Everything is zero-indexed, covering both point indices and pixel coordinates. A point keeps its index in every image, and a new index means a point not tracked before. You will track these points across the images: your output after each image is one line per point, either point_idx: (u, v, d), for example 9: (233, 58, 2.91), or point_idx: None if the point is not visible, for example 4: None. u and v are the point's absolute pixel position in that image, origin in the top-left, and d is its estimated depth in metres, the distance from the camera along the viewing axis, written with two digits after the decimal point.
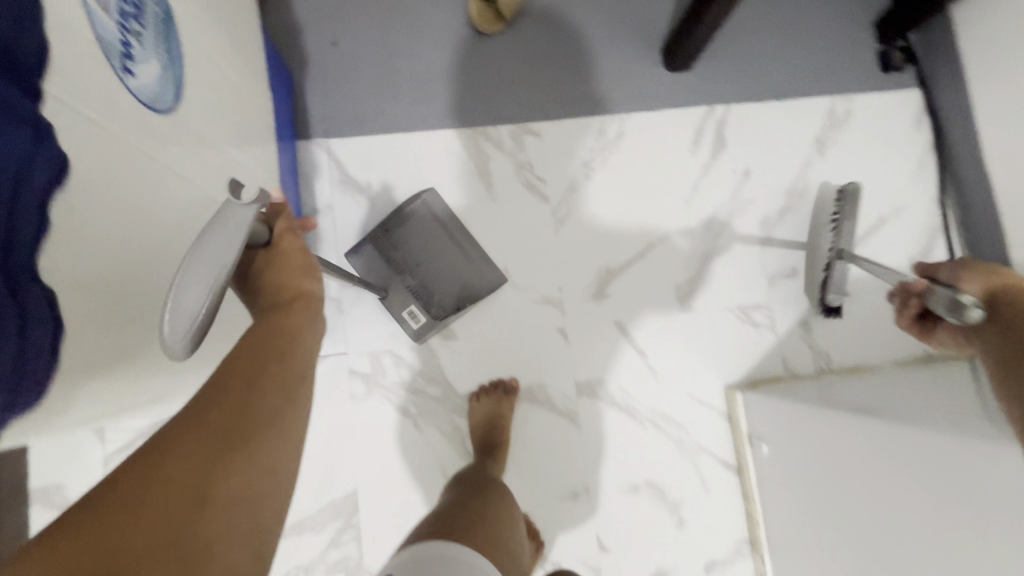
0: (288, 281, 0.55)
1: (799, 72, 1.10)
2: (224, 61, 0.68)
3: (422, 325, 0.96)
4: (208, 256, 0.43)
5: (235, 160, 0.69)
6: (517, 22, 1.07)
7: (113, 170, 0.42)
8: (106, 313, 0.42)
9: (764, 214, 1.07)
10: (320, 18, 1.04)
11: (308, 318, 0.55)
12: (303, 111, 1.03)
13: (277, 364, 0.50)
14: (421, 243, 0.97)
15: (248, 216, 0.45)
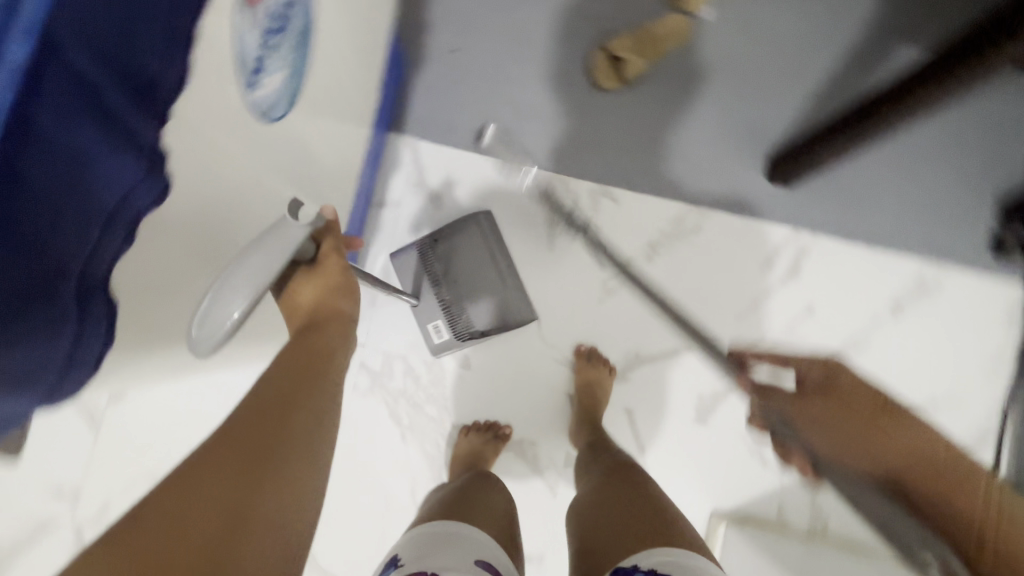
0: (326, 300, 0.62)
1: (903, 227, 1.04)
2: (345, 60, 0.70)
3: (443, 340, 0.98)
4: (255, 265, 0.45)
5: (324, 154, 0.71)
6: (634, 88, 1.06)
7: (210, 177, 0.45)
8: (158, 303, 0.44)
9: (811, 356, 1.03)
10: (450, 25, 1.06)
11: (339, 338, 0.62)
12: (405, 107, 1.06)
13: (308, 393, 0.53)
14: (465, 257, 0.97)
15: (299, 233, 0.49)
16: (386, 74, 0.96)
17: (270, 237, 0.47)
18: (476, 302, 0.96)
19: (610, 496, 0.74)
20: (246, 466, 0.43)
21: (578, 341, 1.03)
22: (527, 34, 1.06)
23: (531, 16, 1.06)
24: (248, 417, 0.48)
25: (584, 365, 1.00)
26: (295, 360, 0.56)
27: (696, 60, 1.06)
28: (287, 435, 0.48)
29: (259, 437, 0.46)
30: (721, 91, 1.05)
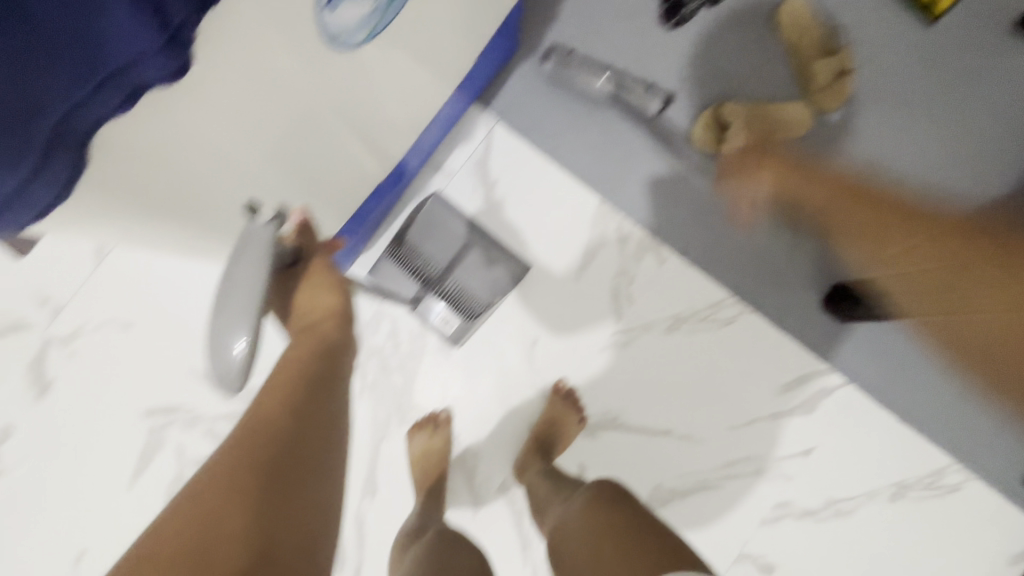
0: (316, 304, 0.62)
1: (944, 415, 0.94)
2: (451, 19, 0.69)
3: (457, 327, 0.97)
4: (244, 281, 0.46)
5: (393, 99, 0.70)
6: (728, 160, 1.00)
7: (249, 65, 0.44)
8: (153, 170, 0.45)
9: (787, 499, 0.96)
10: (577, 25, 1.03)
11: (335, 332, 0.62)
12: (499, 85, 1.04)
13: (310, 395, 0.56)
14: (440, 243, 0.98)
15: (266, 232, 0.49)
16: (494, 46, 0.94)
17: (246, 247, 0.48)
18: (477, 276, 0.97)
19: (599, 530, 0.66)
20: (263, 480, 0.48)
21: (562, 377, 0.99)
22: (646, 65, 1.02)
23: (657, 49, 1.02)
24: (257, 435, 0.51)
25: (556, 402, 0.96)
26: (295, 371, 0.57)
27: (804, 160, 1.00)
28: (300, 444, 0.52)
29: (273, 454, 0.50)
30: (815, 201, 0.99)
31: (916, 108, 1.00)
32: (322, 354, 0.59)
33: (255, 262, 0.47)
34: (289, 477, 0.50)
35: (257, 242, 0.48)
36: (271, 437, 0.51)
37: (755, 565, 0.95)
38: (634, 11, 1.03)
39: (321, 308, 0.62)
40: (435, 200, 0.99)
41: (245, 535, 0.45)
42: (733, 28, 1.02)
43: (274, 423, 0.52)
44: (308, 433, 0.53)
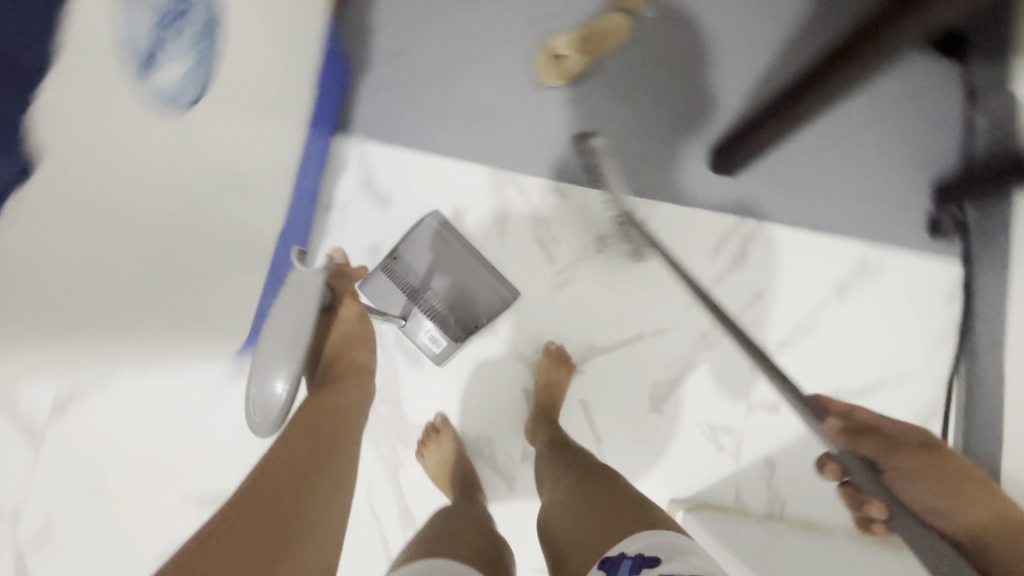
0: (352, 356, 0.88)
1: (840, 213, 1.10)
2: (272, 55, 0.72)
3: (442, 350, 0.99)
4: (286, 337, 0.66)
5: (242, 148, 0.71)
6: (578, 85, 1.09)
7: (93, 148, 0.51)
8: (54, 274, 0.51)
9: (761, 340, 1.06)
10: (394, 27, 1.08)
11: (359, 384, 0.87)
12: (351, 110, 1.07)
13: (324, 438, 0.64)
14: (430, 262, 1.01)
15: (308, 295, 0.67)
16: (328, 75, 0.97)
17: (293, 309, 0.67)
18: (474, 305, 1.01)
19: (589, 508, 0.72)
20: None
21: (554, 340, 1.04)
22: (469, 35, 1.09)
23: (472, 17, 1.09)
24: None
25: (550, 366, 1.00)
26: (312, 416, 0.66)
27: (641, 57, 1.10)
28: None
29: None
30: (665, 85, 1.09)
31: None
32: None
33: (302, 307, 0.67)
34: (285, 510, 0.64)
35: (305, 303, 0.67)
36: None
37: (764, 409, 1.04)
38: None
39: (353, 362, 0.87)
40: (431, 221, 1.02)
41: None
42: None
43: None
44: (323, 471, 0.72)
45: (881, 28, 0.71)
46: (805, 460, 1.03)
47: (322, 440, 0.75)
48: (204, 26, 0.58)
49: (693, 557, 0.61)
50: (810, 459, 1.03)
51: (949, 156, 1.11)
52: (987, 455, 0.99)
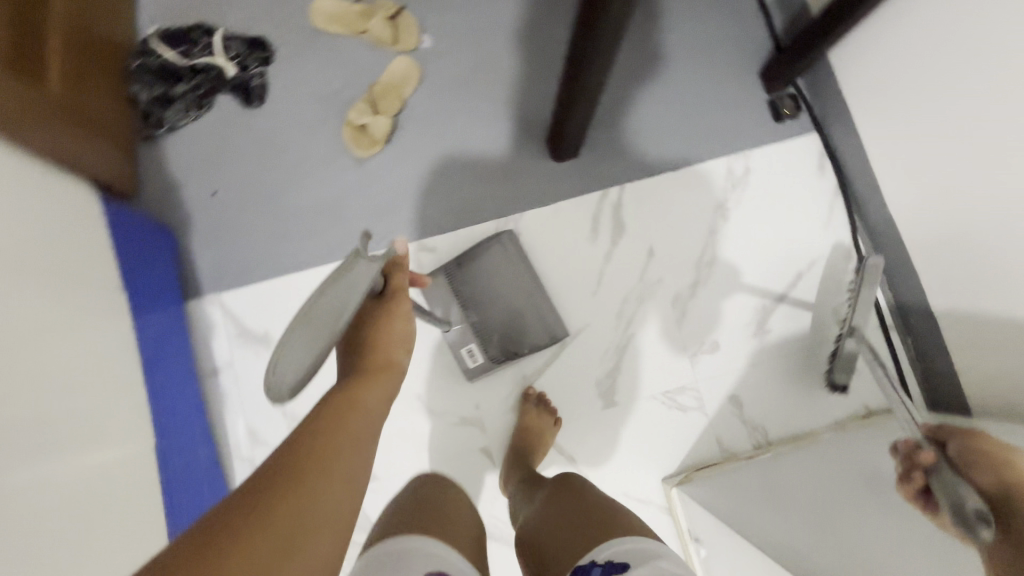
0: (380, 353, 0.66)
1: (689, 139, 1.09)
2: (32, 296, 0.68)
3: (478, 364, 1.00)
4: (331, 308, 0.56)
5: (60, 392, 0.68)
6: (395, 139, 1.07)
7: None
8: None
9: (675, 292, 1.05)
10: (198, 174, 1.06)
11: (387, 388, 0.64)
12: (191, 271, 1.03)
13: (353, 434, 0.56)
14: (490, 279, 1.01)
15: (363, 275, 0.58)
16: (137, 260, 0.93)
17: (338, 283, 0.57)
18: (519, 332, 1.00)
19: (566, 519, 0.72)
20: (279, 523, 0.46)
21: (530, 385, 1.02)
22: (273, 144, 1.07)
23: (270, 127, 1.08)
24: (291, 473, 0.50)
25: (533, 412, 0.99)
26: (349, 410, 0.58)
27: (438, 89, 1.08)
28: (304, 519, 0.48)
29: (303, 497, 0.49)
30: (477, 101, 1.09)
31: None
32: (370, 416, 0.59)
33: (349, 291, 0.57)
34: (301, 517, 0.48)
35: (352, 281, 0.58)
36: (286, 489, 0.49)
37: (706, 355, 1.04)
38: (222, 124, 1.07)
39: (386, 361, 0.66)
40: (500, 243, 1.02)
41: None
42: (294, 66, 1.09)
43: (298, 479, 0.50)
44: (341, 471, 0.53)
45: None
46: (763, 380, 1.04)
47: (348, 440, 0.55)
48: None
49: (661, 560, 0.61)
50: (767, 378, 1.04)
51: (759, 43, 1.12)
52: (917, 298, 1.01)
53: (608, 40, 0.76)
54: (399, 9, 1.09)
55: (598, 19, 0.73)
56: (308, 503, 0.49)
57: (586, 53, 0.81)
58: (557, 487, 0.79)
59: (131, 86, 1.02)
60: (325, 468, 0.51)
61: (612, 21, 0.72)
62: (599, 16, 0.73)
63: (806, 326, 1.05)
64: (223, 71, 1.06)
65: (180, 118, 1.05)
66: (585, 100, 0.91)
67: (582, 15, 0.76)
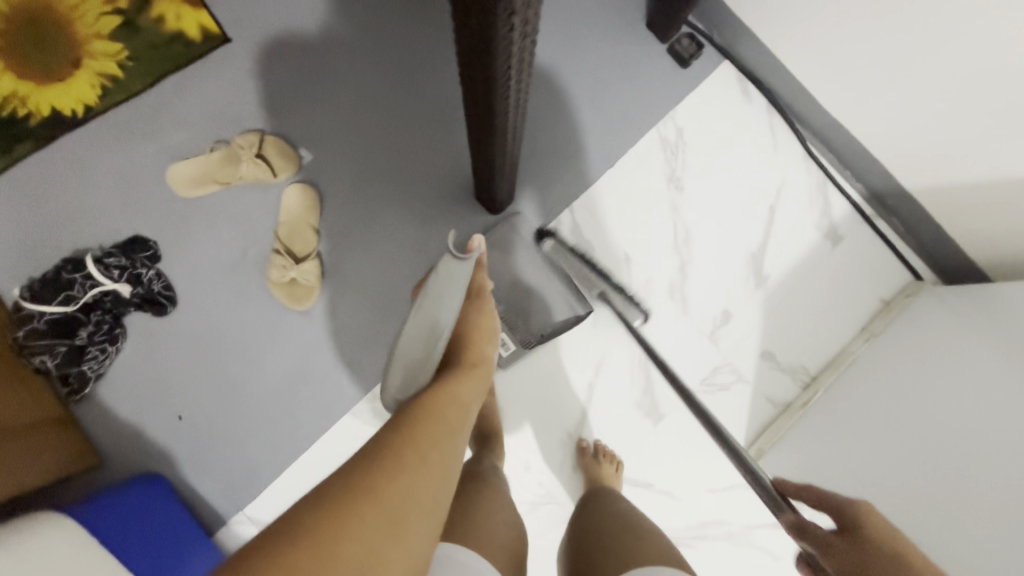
0: (476, 347, 0.65)
1: (611, 126, 1.03)
2: None
3: (512, 351, 1.00)
4: (438, 307, 0.58)
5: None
6: (328, 272, 0.99)
7: None
8: None
9: (668, 283, 1.02)
10: (154, 405, 0.97)
11: (480, 384, 0.62)
12: (203, 503, 0.96)
13: (447, 422, 0.53)
14: (505, 267, 0.99)
15: (460, 275, 0.58)
16: (145, 533, 0.84)
17: (444, 283, 0.58)
18: (542, 312, 0.98)
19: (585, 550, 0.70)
20: (386, 503, 0.45)
21: (582, 437, 1.00)
22: (210, 337, 0.98)
23: (198, 321, 0.98)
24: (396, 453, 0.48)
25: (593, 463, 0.97)
26: (447, 398, 0.55)
27: (348, 201, 1.00)
28: (408, 502, 0.46)
29: (405, 478, 0.47)
30: (389, 193, 1.00)
31: (317, 77, 1.01)
32: (462, 407, 0.56)
33: (445, 296, 0.58)
34: (389, 519, 0.45)
35: (451, 282, 0.58)
36: (395, 468, 0.47)
37: (722, 326, 1.02)
38: (148, 343, 0.97)
39: (481, 357, 0.65)
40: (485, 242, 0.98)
41: (357, 556, 0.42)
42: (190, 248, 0.98)
43: (403, 457, 0.48)
44: (441, 453, 0.51)
45: (482, 78, 0.62)
46: (784, 324, 1.03)
47: (444, 429, 0.52)
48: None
49: None
50: (787, 319, 1.03)
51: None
52: (890, 180, 0.99)
53: (509, 108, 0.69)
54: (259, 138, 0.97)
55: (490, 96, 0.65)
56: (409, 488, 0.47)
57: (488, 126, 0.73)
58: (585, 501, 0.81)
59: (35, 358, 0.89)
60: (427, 449, 0.50)
61: (507, 92, 0.65)
62: (487, 92, 0.65)
63: (799, 254, 1.04)
64: (118, 292, 0.93)
65: (102, 361, 0.94)
66: (505, 161, 0.83)
67: (469, 93, 0.68)
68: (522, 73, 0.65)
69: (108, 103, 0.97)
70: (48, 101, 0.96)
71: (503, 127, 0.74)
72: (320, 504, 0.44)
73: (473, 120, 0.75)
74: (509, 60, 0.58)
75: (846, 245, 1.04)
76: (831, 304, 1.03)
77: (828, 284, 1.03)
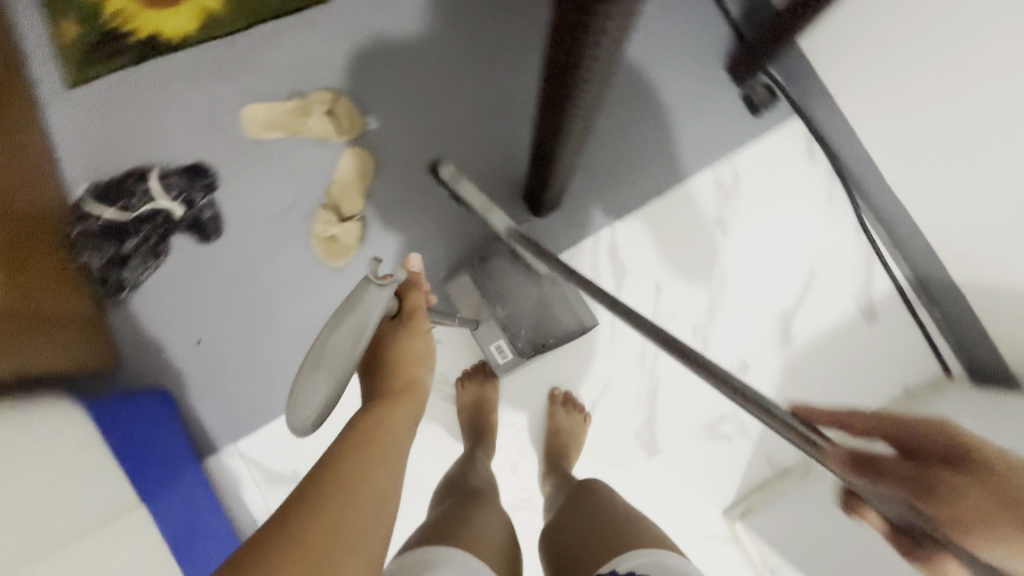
0: (404, 371, 0.66)
1: (670, 155, 1.03)
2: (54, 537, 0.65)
3: (509, 360, 0.97)
4: (357, 322, 0.57)
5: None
6: (366, 238, 1.02)
7: None
8: None
9: (692, 322, 1.02)
10: (177, 325, 1.00)
11: (412, 409, 0.64)
12: (200, 428, 0.99)
13: (377, 446, 0.56)
14: (510, 276, 0.97)
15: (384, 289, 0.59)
16: (140, 444, 0.86)
17: (360, 298, 0.58)
18: (549, 321, 0.96)
19: (564, 551, 0.63)
20: (326, 529, 0.48)
21: (554, 385, 1.02)
22: (244, 273, 1.01)
23: (237, 256, 1.02)
24: (330, 484, 0.51)
25: (559, 411, 0.99)
26: (372, 430, 0.57)
27: (401, 174, 1.03)
28: (348, 522, 0.50)
29: (341, 503, 0.50)
30: (442, 177, 1.03)
31: (400, 52, 1.04)
32: (391, 431, 0.59)
33: (366, 309, 0.57)
34: (331, 541, 0.48)
35: (371, 299, 0.58)
36: (330, 498, 0.50)
37: (738, 376, 1.02)
38: (185, 266, 1.01)
39: (411, 380, 0.65)
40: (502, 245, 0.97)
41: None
42: (245, 186, 1.02)
43: (337, 487, 0.51)
44: (376, 472, 0.54)
45: (562, 83, 0.64)
46: (801, 388, 1.01)
47: (375, 452, 0.55)
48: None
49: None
50: (805, 385, 1.02)
51: (718, 36, 1.05)
52: (939, 270, 0.97)
53: (580, 118, 0.70)
54: (333, 97, 1.02)
55: (567, 105, 0.67)
56: (347, 508, 0.50)
57: (553, 131, 0.75)
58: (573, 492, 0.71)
59: (83, 257, 0.97)
60: (360, 472, 0.53)
61: (582, 102, 0.66)
62: (562, 97, 0.66)
63: (829, 324, 1.02)
64: (170, 213, 1.00)
65: (141, 273, 1.00)
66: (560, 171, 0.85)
67: (545, 95, 0.70)
68: (602, 94, 0.66)
69: (203, 35, 1.02)
70: (151, 22, 1.02)
71: (568, 136, 0.75)
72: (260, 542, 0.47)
73: (541, 122, 0.77)
74: (592, 74, 0.60)
75: (880, 325, 1.02)
76: (852, 381, 1.01)
77: (853, 360, 1.02)
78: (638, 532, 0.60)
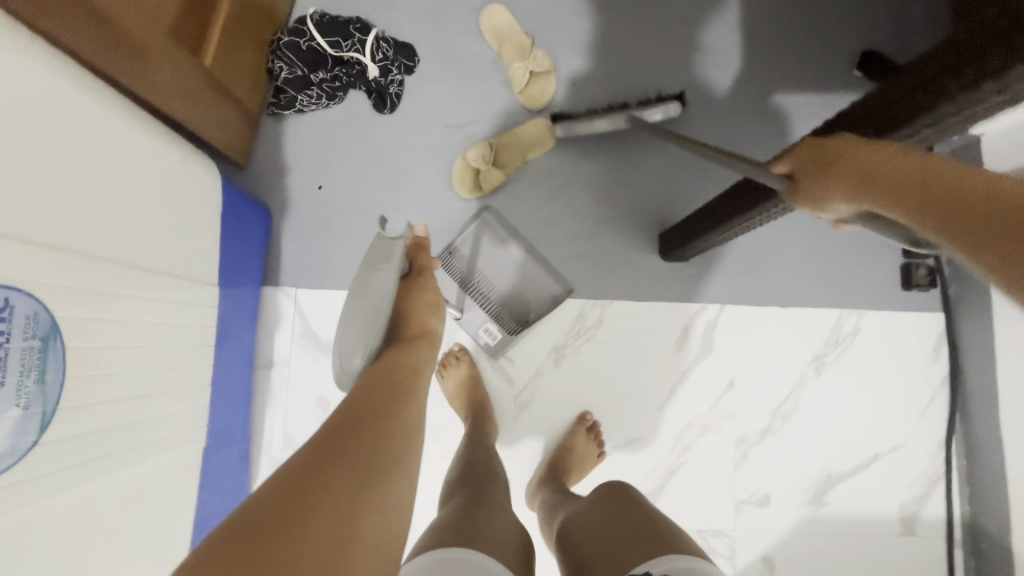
0: (418, 320, 0.73)
1: (811, 277, 1.02)
2: (144, 267, 0.68)
3: (498, 342, 1.01)
4: (378, 287, 0.63)
5: (134, 378, 0.67)
6: (507, 189, 1.05)
7: None
8: None
9: (741, 433, 1.00)
10: (311, 163, 1.05)
11: (429, 353, 0.71)
12: (276, 258, 1.02)
13: (397, 380, 0.63)
14: (488, 260, 1.01)
15: (395, 249, 0.65)
16: (238, 235, 0.91)
17: (378, 259, 0.64)
18: (523, 296, 1.01)
19: (587, 560, 0.61)
20: (369, 447, 0.54)
21: (586, 410, 1.01)
22: (390, 154, 1.05)
23: (392, 137, 1.06)
24: (361, 412, 0.57)
25: (581, 433, 0.98)
26: (384, 369, 0.63)
27: (568, 154, 1.05)
28: (387, 439, 0.56)
29: (376, 426, 0.56)
30: (600, 178, 1.05)
31: (628, 55, 1.08)
32: (407, 367, 0.65)
33: (382, 267, 0.64)
34: (378, 454, 0.54)
35: (384, 257, 0.64)
36: (364, 422, 0.56)
37: (754, 504, 0.99)
38: (347, 119, 1.06)
39: (423, 327, 0.73)
40: (486, 221, 1.01)
41: (354, 487, 0.51)
42: (436, 86, 1.07)
43: (368, 413, 0.57)
44: (405, 404, 0.61)
45: None
46: (804, 551, 0.98)
47: (400, 387, 0.62)
48: (41, 343, 0.54)
49: None
50: (809, 551, 0.98)
51: None
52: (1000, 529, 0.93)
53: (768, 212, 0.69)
54: (547, 69, 1.05)
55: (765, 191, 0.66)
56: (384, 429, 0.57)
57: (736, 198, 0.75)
58: (611, 489, 0.69)
59: (276, 62, 1.01)
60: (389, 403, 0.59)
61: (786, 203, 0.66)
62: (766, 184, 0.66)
63: (866, 512, 0.99)
64: (365, 70, 1.02)
65: (309, 104, 1.03)
66: (707, 234, 0.85)
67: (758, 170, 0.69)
68: None
69: None
70: None
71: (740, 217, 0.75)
72: (306, 459, 0.52)
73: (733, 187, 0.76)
74: None
75: (909, 542, 0.98)
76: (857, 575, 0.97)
77: (869, 557, 0.98)
78: (665, 533, 0.60)
